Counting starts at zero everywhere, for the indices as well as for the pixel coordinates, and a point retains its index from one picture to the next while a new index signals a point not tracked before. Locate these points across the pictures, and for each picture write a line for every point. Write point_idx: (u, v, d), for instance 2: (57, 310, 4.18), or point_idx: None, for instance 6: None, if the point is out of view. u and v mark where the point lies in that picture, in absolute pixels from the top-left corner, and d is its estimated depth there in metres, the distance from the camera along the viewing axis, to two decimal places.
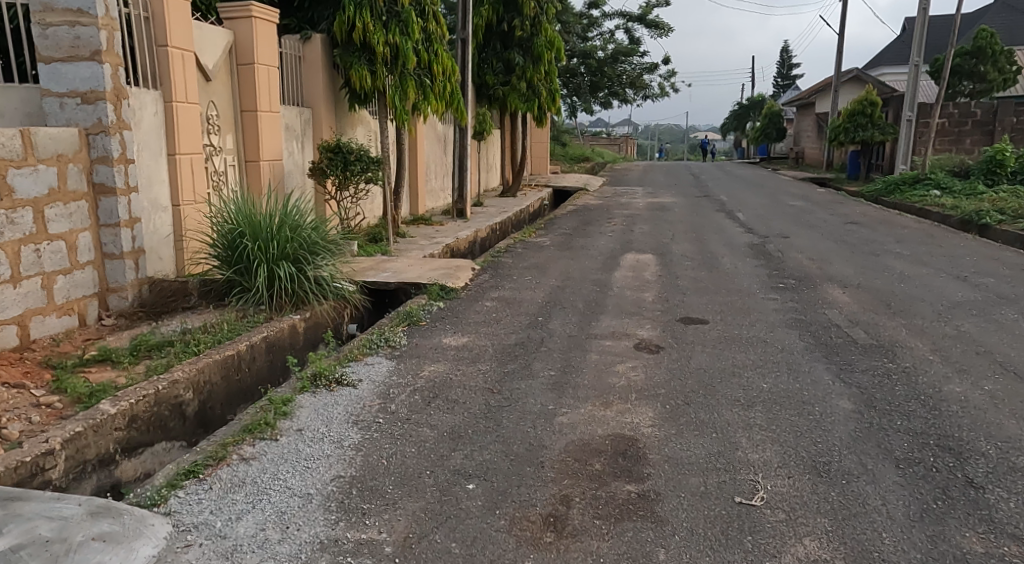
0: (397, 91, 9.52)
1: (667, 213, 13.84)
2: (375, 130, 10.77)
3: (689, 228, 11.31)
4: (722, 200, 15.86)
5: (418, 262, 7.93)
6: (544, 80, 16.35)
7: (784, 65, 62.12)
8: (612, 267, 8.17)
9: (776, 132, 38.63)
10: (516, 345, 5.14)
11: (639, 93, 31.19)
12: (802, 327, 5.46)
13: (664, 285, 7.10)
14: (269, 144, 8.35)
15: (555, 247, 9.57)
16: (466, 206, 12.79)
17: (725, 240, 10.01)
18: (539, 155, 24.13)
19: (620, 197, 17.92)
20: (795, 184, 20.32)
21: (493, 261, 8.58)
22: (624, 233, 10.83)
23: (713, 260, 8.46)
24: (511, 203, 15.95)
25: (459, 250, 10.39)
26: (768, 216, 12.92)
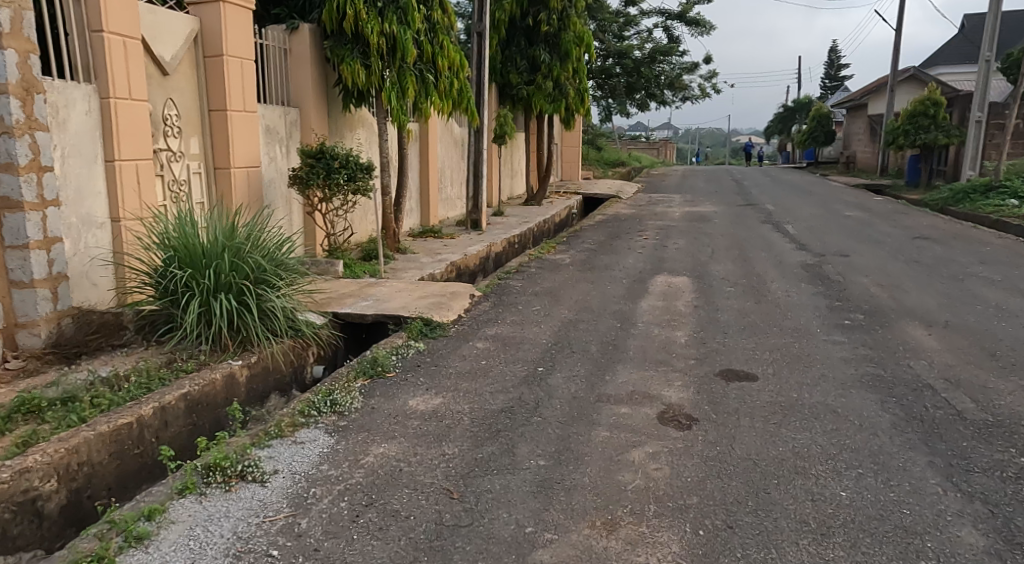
0: (396, 88, 8.34)
1: (707, 224, 12.50)
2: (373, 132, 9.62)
3: (731, 243, 9.98)
4: (768, 210, 14.45)
5: (409, 287, 6.74)
6: (573, 79, 15.13)
7: (833, 66, 59.81)
8: (639, 294, 6.91)
9: (824, 136, 36.86)
10: (502, 411, 3.93)
11: (679, 95, 29.76)
12: (881, 388, 4.17)
13: (701, 320, 5.84)
14: (242, 149, 7.24)
15: (575, 267, 8.35)
16: (481, 217, 11.67)
17: (772, 259, 8.68)
18: (569, 160, 22.99)
19: (655, 206, 16.59)
20: (849, 191, 18.77)
21: (500, 285, 7.39)
22: (657, 250, 9.55)
23: (760, 285, 7.15)
24: (535, 212, 14.77)
25: (468, 268, 9.19)
26: (821, 229, 11.51)
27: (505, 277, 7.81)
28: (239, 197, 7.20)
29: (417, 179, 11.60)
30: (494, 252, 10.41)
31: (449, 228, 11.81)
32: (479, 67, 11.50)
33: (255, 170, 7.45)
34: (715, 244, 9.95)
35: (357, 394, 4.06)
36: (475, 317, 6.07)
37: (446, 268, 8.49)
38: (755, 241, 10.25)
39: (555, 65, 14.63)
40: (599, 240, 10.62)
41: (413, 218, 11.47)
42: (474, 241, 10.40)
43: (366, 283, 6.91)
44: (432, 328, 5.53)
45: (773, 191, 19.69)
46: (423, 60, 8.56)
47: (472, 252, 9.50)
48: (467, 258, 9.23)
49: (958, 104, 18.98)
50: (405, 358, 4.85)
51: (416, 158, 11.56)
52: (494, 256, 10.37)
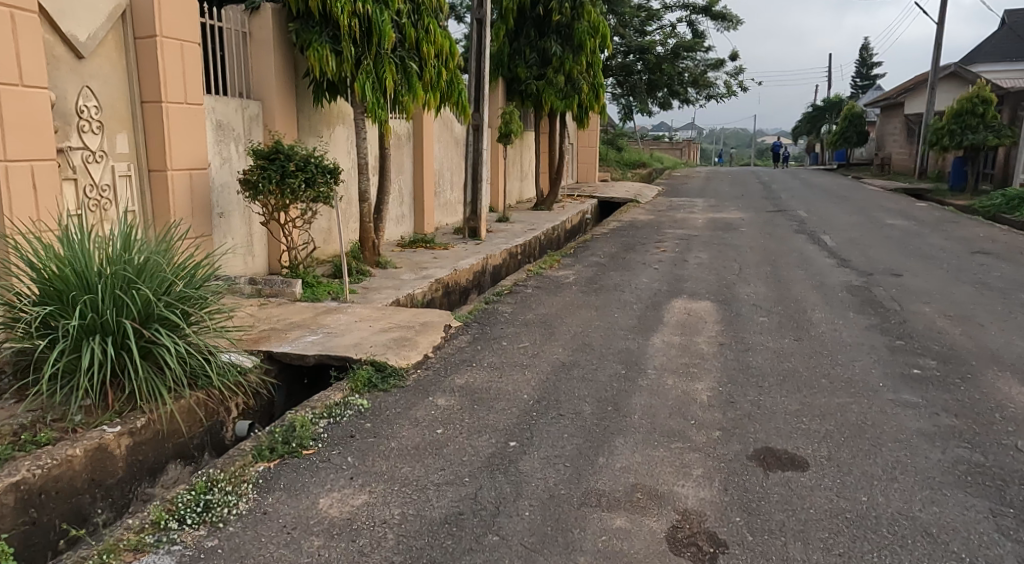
0: (372, 78, 7.15)
1: (733, 234, 11.28)
2: (350, 131, 8.49)
3: (761, 259, 8.76)
4: (801, 218, 13.18)
5: (373, 316, 5.60)
6: (587, 74, 13.94)
7: (864, 64, 57.85)
8: (652, 325, 5.73)
9: (856, 136, 35.46)
10: (445, 522, 2.79)
11: (704, 93, 28.38)
12: (986, 489, 2.97)
13: (728, 368, 4.65)
14: (183, 149, 6.11)
15: (579, 288, 7.19)
16: (480, 225, 10.55)
17: (810, 279, 7.46)
18: (586, 161, 21.95)
19: (675, 211, 15.38)
20: (889, 197, 17.39)
21: (488, 309, 6.25)
22: (677, 266, 8.36)
23: (800, 316, 5.93)
24: (544, 218, 13.64)
25: (456, 285, 8.05)
26: (864, 241, 10.23)
27: (495, 299, 6.65)
28: (179, 205, 6.08)
29: (411, 182, 10.58)
30: (491, 265, 9.27)
31: (446, 236, 10.77)
32: (478, 57, 10.32)
33: (201, 174, 6.33)
34: (743, 259, 8.74)
35: (248, 490, 2.94)
36: (448, 357, 4.91)
37: (429, 288, 7.34)
38: (789, 255, 9.02)
39: (568, 59, 13.46)
40: (611, 252, 9.45)
41: (405, 225, 10.47)
42: (469, 253, 9.27)
43: (324, 310, 5.78)
44: (386, 376, 4.37)
45: (805, 196, 18.37)
46: (406, 46, 7.41)
47: (464, 266, 8.36)
48: (456, 273, 8.09)
49: (1009, 102, 17.50)
50: (339, 424, 3.70)
51: (410, 159, 10.53)
52: (490, 270, 9.25)
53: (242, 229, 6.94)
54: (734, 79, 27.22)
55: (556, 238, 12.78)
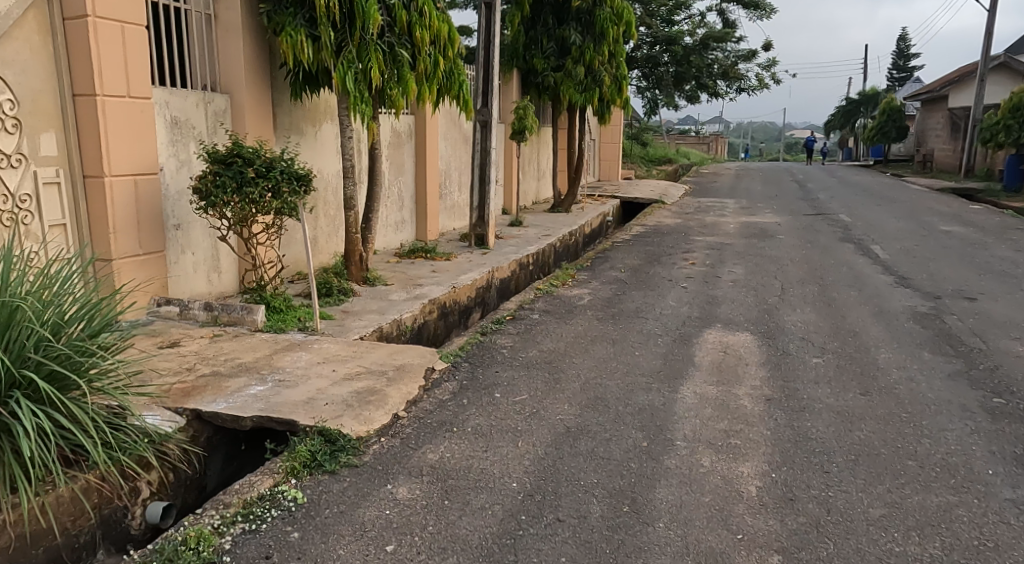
0: (355, 68, 6.13)
1: (769, 243, 10.20)
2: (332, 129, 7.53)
3: (805, 277, 7.69)
4: (843, 225, 12.05)
5: (342, 355, 4.63)
6: (609, 65, 12.90)
7: (901, 56, 55.91)
8: (681, 371, 4.71)
9: (894, 132, 34.40)
10: None
11: (734, 86, 27.12)
12: None
13: (780, 440, 3.62)
14: (126, 151, 5.14)
15: (596, 314, 6.19)
16: (488, 232, 9.57)
17: (867, 307, 6.39)
18: (609, 158, 20.91)
19: (704, 214, 14.28)
20: (937, 200, 16.14)
21: (485, 344, 5.27)
22: (708, 286, 7.31)
23: (862, 360, 4.88)
24: (560, 222, 12.67)
25: (452, 306, 7.10)
26: (920, 254, 9.10)
27: (495, 329, 5.67)
28: (121, 217, 5.13)
29: (412, 184, 9.69)
30: (495, 280, 8.30)
31: (451, 243, 9.86)
32: (487, 44, 9.27)
33: (149, 179, 5.36)
34: (785, 277, 7.68)
35: None
36: (424, 416, 3.93)
37: (418, 311, 6.39)
38: (837, 272, 7.94)
39: (588, 48, 12.42)
40: (633, 266, 8.42)
41: (406, 232, 9.58)
42: (472, 267, 8.31)
43: (285, 346, 4.82)
44: (335, 451, 3.39)
45: (843, 197, 17.17)
46: (396, 31, 6.38)
47: (462, 284, 7.40)
48: (453, 293, 7.14)
49: None
50: (254, 535, 2.73)
51: (410, 158, 9.62)
52: (494, 285, 8.28)
53: (205, 242, 5.98)
54: (766, 71, 25.95)
55: (572, 245, 11.77)
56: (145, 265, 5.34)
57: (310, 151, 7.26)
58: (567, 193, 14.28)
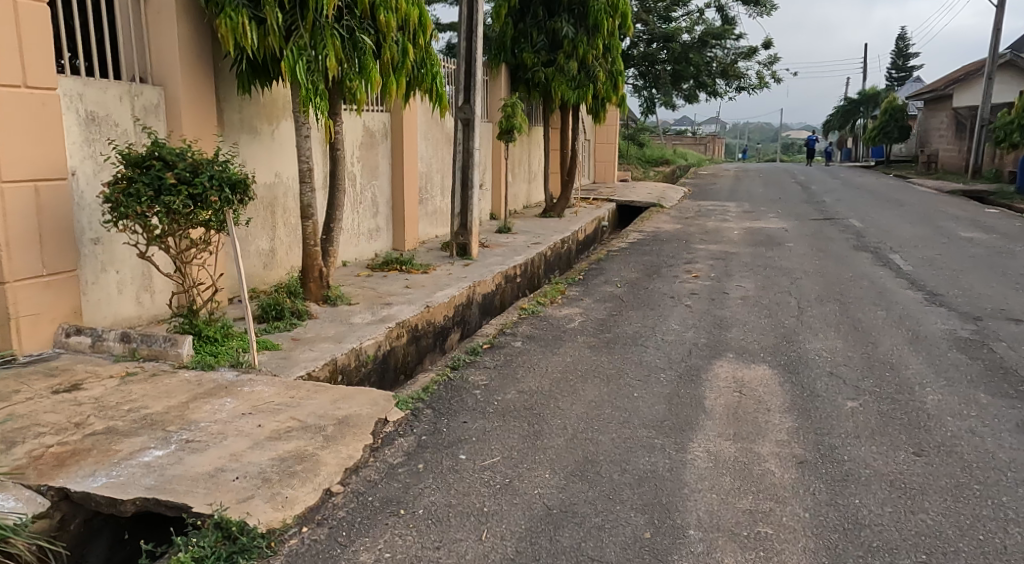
0: (308, 56, 5.26)
1: (778, 253, 9.39)
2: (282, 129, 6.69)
3: (823, 294, 6.88)
4: (855, 232, 11.26)
5: (275, 400, 3.78)
6: (603, 60, 12.14)
7: (900, 56, 55.23)
8: (691, 421, 3.88)
9: (897, 132, 33.69)
10: None
11: (733, 85, 26.34)
12: None
13: (823, 529, 2.80)
14: (22, 151, 4.29)
15: (588, 341, 5.37)
16: (470, 241, 8.75)
17: (900, 332, 5.58)
18: (604, 159, 20.14)
19: (705, 219, 13.48)
20: (951, 204, 15.35)
21: (456, 382, 4.44)
22: (715, 305, 6.49)
23: (906, 408, 4.06)
24: (550, 230, 11.87)
25: (425, 327, 6.26)
26: (945, 265, 8.30)
27: (469, 362, 4.84)
28: (14, 230, 4.28)
29: (389, 187, 8.93)
30: (475, 297, 7.46)
31: (430, 253, 9.10)
32: (470, 34, 8.43)
33: (55, 185, 4.51)
34: (800, 294, 6.88)
35: None
36: (368, 490, 3.09)
37: (384, 336, 5.54)
38: (858, 289, 7.13)
39: (581, 42, 11.66)
40: (630, 280, 7.60)
41: (381, 240, 8.82)
42: (451, 281, 7.47)
43: (209, 387, 3.96)
44: (233, 554, 2.56)
45: (850, 201, 16.42)
46: (357, 14, 5.52)
47: (438, 303, 6.56)
48: (426, 313, 6.30)
49: None
50: None
51: (385, 160, 8.79)
52: (475, 302, 7.46)
53: (132, 257, 5.12)
54: (766, 69, 25.22)
55: (563, 254, 10.98)
56: (52, 288, 4.48)
57: (258, 154, 6.43)
58: (559, 196, 13.53)
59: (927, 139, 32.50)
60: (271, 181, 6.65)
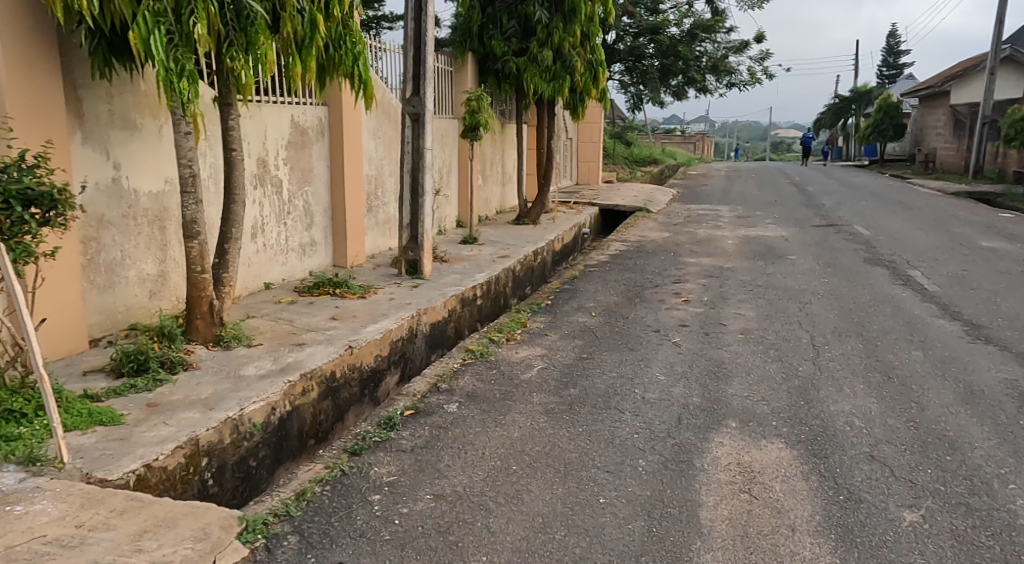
0: (168, 24, 3.90)
1: (781, 269, 8.18)
2: (167, 124, 5.34)
3: (840, 328, 5.65)
4: (864, 242, 10.05)
5: (52, 533, 2.49)
6: (581, 49, 10.91)
7: (892, 52, 54.31)
8: (680, 558, 2.63)
9: (893, 130, 32.69)
10: None
11: (725, 80, 25.20)
12: None
13: None
14: None
15: (548, 402, 4.12)
16: (421, 258, 7.47)
17: (949, 386, 4.35)
18: (587, 159, 19.05)
19: (696, 227, 12.26)
20: (962, 209, 14.20)
21: (354, 480, 3.18)
22: (711, 345, 5.24)
23: (992, 526, 2.81)
24: (522, 240, 10.62)
25: (346, 375, 4.98)
26: (977, 285, 7.11)
27: (380, 441, 3.56)
28: None
29: (327, 193, 7.69)
30: (419, 329, 6.18)
31: (376, 269, 7.86)
32: (418, 14, 7.17)
33: None
34: (814, 329, 5.65)
35: None
36: None
37: (281, 395, 4.24)
38: (882, 319, 5.90)
39: (556, 28, 10.41)
40: (607, 309, 6.36)
41: (316, 256, 7.56)
42: (390, 309, 6.18)
43: None
44: None
45: (851, 205, 15.26)
46: None
47: (365, 342, 5.28)
48: (347, 357, 5.02)
49: None
50: None
51: (320, 162, 7.51)
52: (419, 335, 6.18)
53: None
54: (758, 64, 24.09)
55: (533, 268, 9.74)
56: None
57: (135, 154, 5.11)
58: (533, 202, 12.31)
59: (924, 137, 31.48)
60: (160, 190, 5.36)
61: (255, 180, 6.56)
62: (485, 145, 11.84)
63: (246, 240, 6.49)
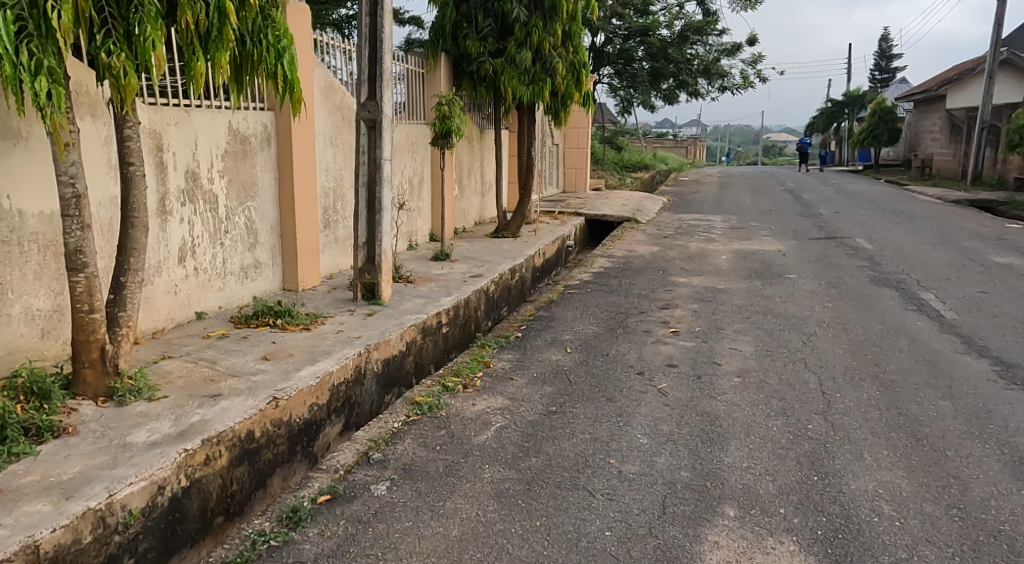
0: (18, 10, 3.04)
1: (779, 291, 7.44)
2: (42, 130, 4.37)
3: (851, 370, 4.90)
4: (867, 259, 9.33)
5: None
6: (563, 50, 10.13)
7: (884, 56, 53.90)
8: None
9: (887, 135, 32.09)
10: None
11: (716, 84, 24.54)
12: None
13: None
14: None
15: (503, 477, 3.36)
16: (377, 281, 6.68)
17: (991, 453, 3.61)
18: (574, 165, 18.39)
19: (687, 239, 11.52)
20: (966, 219, 13.53)
21: None
22: (703, 393, 4.47)
23: None
24: (499, 255, 9.86)
25: (269, 434, 4.18)
26: (998, 312, 6.39)
27: (279, 545, 2.78)
28: None
29: (274, 208, 6.90)
30: (368, 368, 5.39)
31: (331, 292, 7.08)
32: (374, 7, 6.38)
33: None
34: (822, 369, 4.90)
35: None
36: None
37: (173, 470, 3.42)
38: (899, 357, 5.17)
39: (535, 27, 9.63)
40: (584, 343, 5.60)
41: (262, 280, 6.75)
42: (334, 344, 5.40)
43: None
44: None
45: (849, 214, 14.58)
46: None
47: (296, 391, 4.49)
48: (272, 411, 4.23)
49: None
50: None
51: (264, 174, 6.71)
52: (368, 375, 5.40)
53: None
54: (750, 67, 23.45)
55: (509, 288, 8.99)
56: None
57: (12, 170, 4.24)
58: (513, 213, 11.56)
59: (919, 142, 30.93)
60: (52, 212, 4.51)
61: (185, 195, 5.76)
62: (460, 152, 11.08)
63: (173, 264, 5.69)
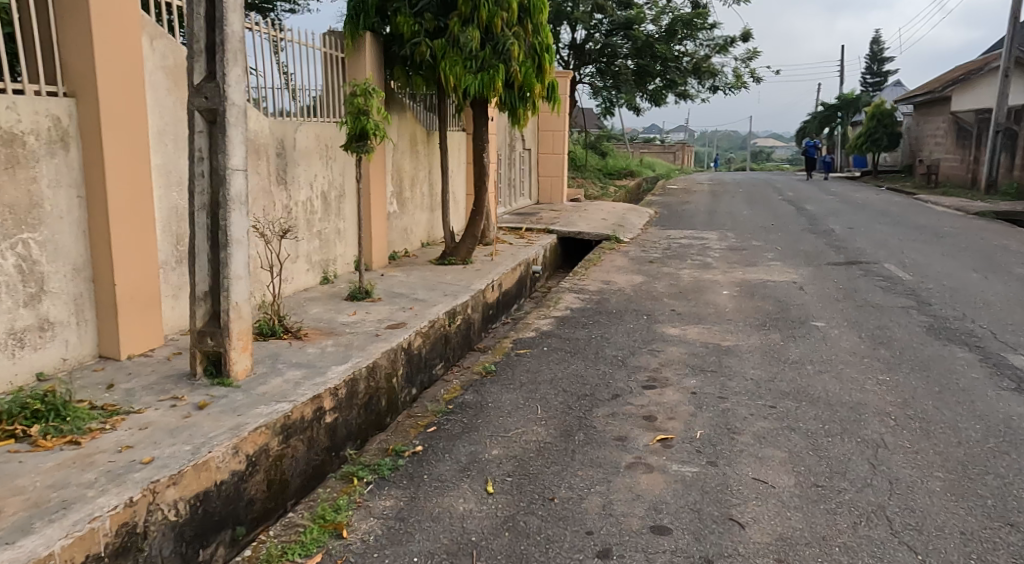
0: None
1: (810, 354, 5.45)
2: None
3: (974, 543, 2.87)
4: (911, 297, 7.36)
5: None
6: (520, 29, 8.05)
7: (876, 60, 52.43)
8: None
9: (886, 139, 30.16)
10: None
11: (707, 82, 22.83)
12: None
13: None
14: None
15: None
16: (224, 349, 4.52)
17: None
18: (550, 172, 16.50)
19: (680, 265, 9.51)
20: (1005, 239, 11.61)
21: None
22: None
23: None
24: (441, 290, 7.76)
25: None
26: None
27: None
28: None
29: (80, 240, 4.71)
30: (151, 522, 3.20)
31: (168, 362, 4.90)
32: None
33: None
34: (924, 543, 2.86)
35: None
36: None
37: None
38: None
39: None
40: (519, 470, 3.50)
41: (56, 346, 4.57)
42: (95, 481, 3.22)
43: None
44: None
45: (866, 231, 12.66)
46: None
47: None
48: None
49: None
50: None
51: (56, 191, 4.53)
52: (151, 535, 3.19)
53: None
54: (743, 65, 21.58)
55: (445, 336, 6.87)
56: None
57: None
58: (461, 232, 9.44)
59: (921, 147, 29.22)
60: None
61: None
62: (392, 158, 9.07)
63: None
